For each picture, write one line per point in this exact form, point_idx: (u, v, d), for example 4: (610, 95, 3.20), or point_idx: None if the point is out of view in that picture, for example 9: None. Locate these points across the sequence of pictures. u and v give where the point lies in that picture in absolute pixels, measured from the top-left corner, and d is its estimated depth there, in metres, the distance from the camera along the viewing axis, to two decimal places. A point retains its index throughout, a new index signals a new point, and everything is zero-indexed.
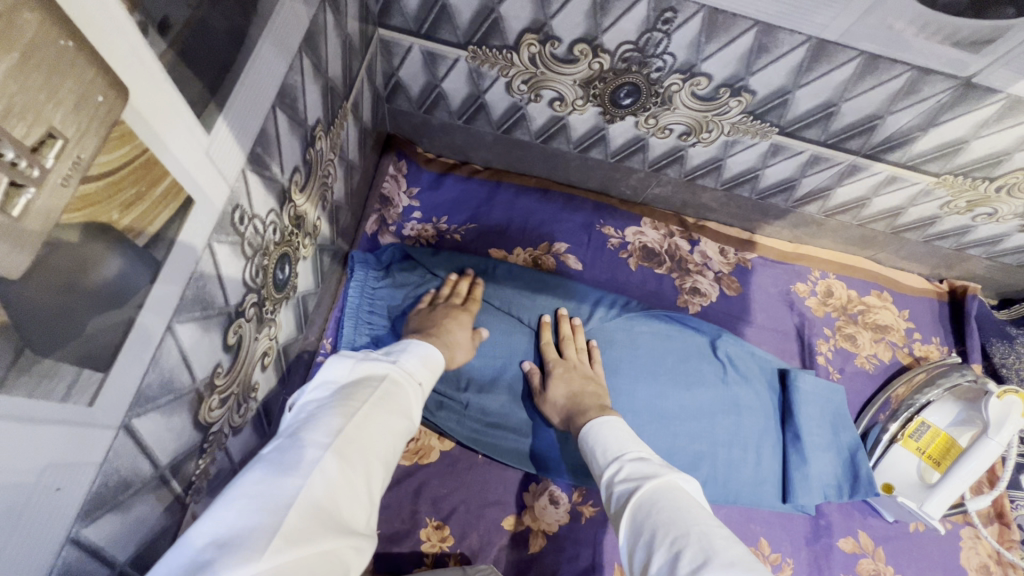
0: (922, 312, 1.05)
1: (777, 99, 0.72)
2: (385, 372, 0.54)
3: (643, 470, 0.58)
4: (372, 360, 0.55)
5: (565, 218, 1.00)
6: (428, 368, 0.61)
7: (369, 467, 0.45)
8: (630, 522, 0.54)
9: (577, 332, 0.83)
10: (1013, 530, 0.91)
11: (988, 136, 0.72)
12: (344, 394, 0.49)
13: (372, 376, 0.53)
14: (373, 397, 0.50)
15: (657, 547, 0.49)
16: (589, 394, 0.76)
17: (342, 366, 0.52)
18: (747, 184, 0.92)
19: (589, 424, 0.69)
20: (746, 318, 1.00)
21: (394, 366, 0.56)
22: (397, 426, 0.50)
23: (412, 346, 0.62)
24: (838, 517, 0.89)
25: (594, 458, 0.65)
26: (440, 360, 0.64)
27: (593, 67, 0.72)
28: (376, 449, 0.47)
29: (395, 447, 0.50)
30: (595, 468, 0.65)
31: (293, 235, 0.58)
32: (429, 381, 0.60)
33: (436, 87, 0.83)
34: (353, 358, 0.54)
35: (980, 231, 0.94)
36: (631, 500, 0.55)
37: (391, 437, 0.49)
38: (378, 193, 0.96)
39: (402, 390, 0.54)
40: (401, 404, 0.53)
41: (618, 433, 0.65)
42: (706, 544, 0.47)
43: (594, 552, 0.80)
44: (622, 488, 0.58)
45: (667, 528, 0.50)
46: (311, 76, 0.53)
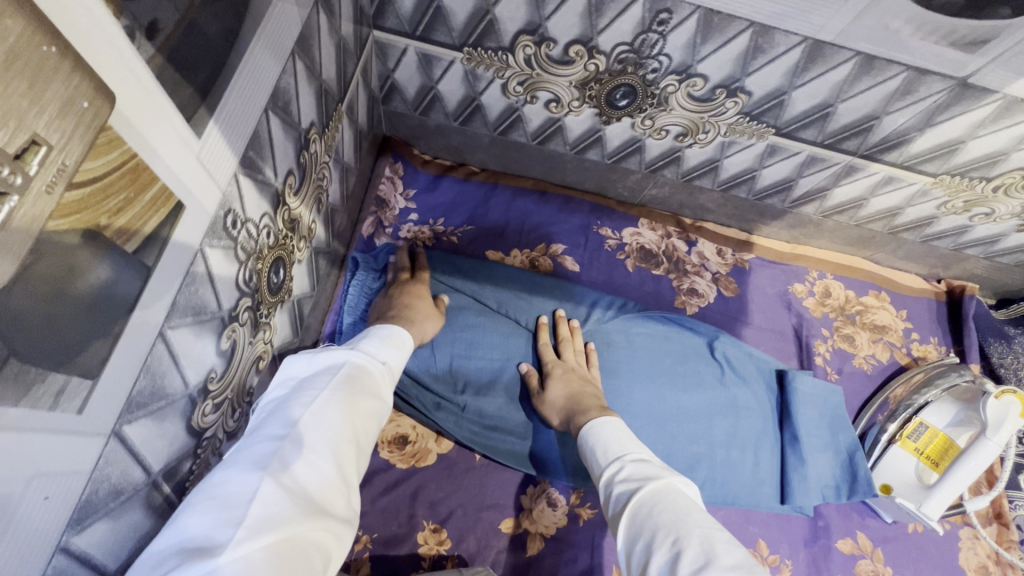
0: (920, 312, 1.05)
1: (773, 100, 0.71)
2: (346, 357, 0.53)
3: (644, 472, 0.58)
4: (334, 348, 0.54)
5: (563, 220, 1.00)
6: (396, 347, 0.60)
7: (339, 452, 0.44)
8: (629, 523, 0.54)
9: (575, 334, 0.83)
10: (1012, 531, 0.91)
11: (985, 136, 0.72)
12: (304, 386, 0.48)
13: (333, 362, 0.51)
14: (334, 382, 0.49)
15: (657, 547, 0.49)
16: (590, 394, 0.75)
17: (301, 360, 0.51)
18: (744, 185, 0.91)
19: (589, 424, 0.68)
20: (743, 319, 1.00)
21: (356, 351, 0.55)
22: (365, 407, 0.49)
23: (377, 331, 0.61)
24: (837, 518, 0.89)
25: (593, 458, 0.65)
26: (409, 339, 0.62)
27: (589, 68, 0.72)
28: (347, 433, 0.46)
29: (365, 427, 0.49)
30: (594, 468, 0.64)
31: (287, 238, 0.58)
32: (397, 360, 0.59)
33: (432, 89, 0.83)
34: (312, 351, 0.52)
35: (977, 231, 0.94)
36: (631, 501, 0.55)
37: (358, 418, 0.48)
38: (374, 195, 0.96)
39: (367, 371, 0.53)
40: (367, 387, 0.52)
41: (618, 433, 0.65)
42: (708, 546, 0.47)
43: (592, 554, 0.80)
44: (622, 489, 0.57)
45: (668, 529, 0.50)
46: (305, 78, 0.53)
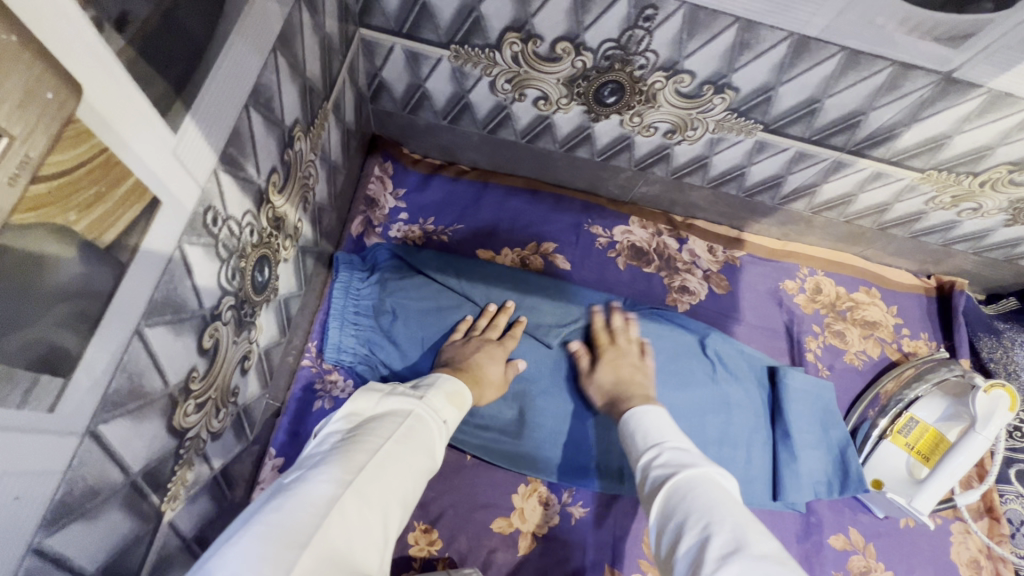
0: (910, 308, 1.05)
1: (760, 96, 0.72)
2: (410, 407, 0.55)
3: (681, 458, 0.58)
4: (400, 395, 0.56)
5: (554, 218, 1.00)
6: (455, 405, 0.61)
7: (385, 507, 0.45)
8: (662, 508, 0.54)
9: (631, 324, 0.86)
10: (1003, 525, 0.91)
11: (971, 131, 0.72)
12: (368, 430, 0.50)
13: (398, 410, 0.54)
14: (396, 433, 0.51)
15: (689, 531, 0.49)
16: (636, 382, 0.77)
17: (369, 400, 0.54)
18: (733, 182, 0.91)
19: (634, 409, 0.68)
20: (734, 316, 1.00)
21: (420, 401, 0.56)
22: (418, 466, 0.50)
23: (440, 379, 0.63)
24: (829, 514, 0.89)
25: (633, 441, 0.65)
26: (468, 397, 0.64)
27: (576, 65, 0.72)
28: (395, 490, 0.47)
29: (415, 486, 0.50)
30: (633, 452, 0.64)
31: (272, 236, 0.57)
32: (455, 416, 0.60)
33: (420, 87, 0.82)
34: (380, 392, 0.55)
35: (965, 226, 0.94)
36: (667, 483, 0.55)
37: (411, 477, 0.49)
38: (363, 194, 0.95)
39: (427, 426, 0.54)
40: (424, 444, 0.53)
41: (661, 422, 0.65)
42: (740, 533, 0.47)
43: (584, 552, 0.80)
44: (659, 473, 0.57)
45: (701, 514, 0.49)
46: (288, 76, 0.53)
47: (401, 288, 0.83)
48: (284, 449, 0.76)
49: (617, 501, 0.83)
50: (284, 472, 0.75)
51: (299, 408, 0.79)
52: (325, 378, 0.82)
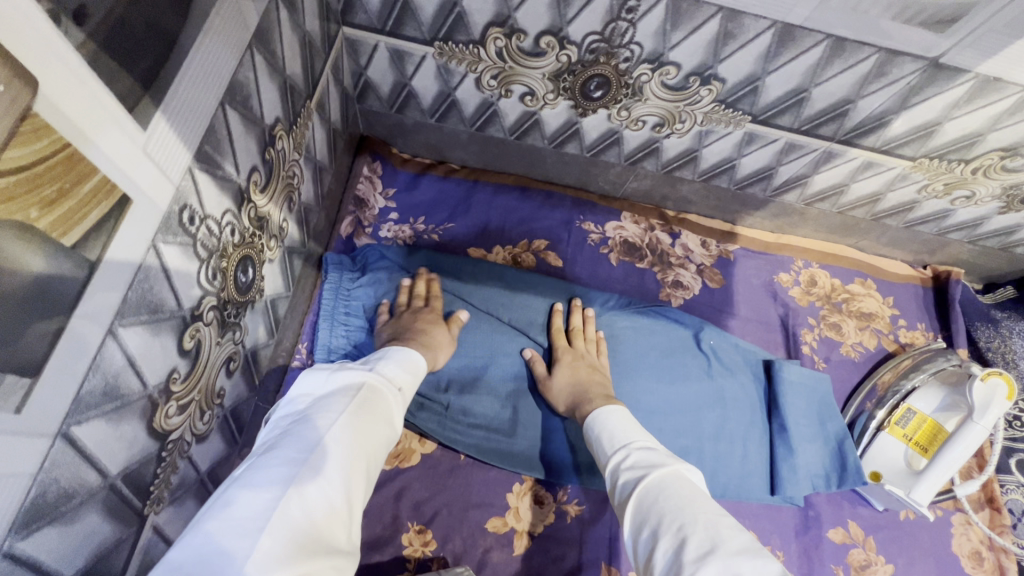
0: (906, 299, 1.05)
1: (747, 87, 0.71)
2: (362, 379, 0.54)
3: (650, 458, 0.59)
4: (350, 368, 0.55)
5: (545, 215, 1.00)
6: (409, 373, 0.62)
7: (347, 480, 0.45)
8: (635, 510, 0.54)
9: (588, 324, 0.86)
10: (1004, 515, 0.90)
11: (961, 117, 0.71)
12: (321, 407, 0.49)
13: (350, 383, 0.53)
14: (353, 405, 0.50)
15: (664, 533, 0.50)
16: (594, 382, 0.77)
17: (319, 378, 0.53)
18: (724, 175, 0.91)
19: (595, 412, 0.68)
20: (729, 310, 1.00)
21: (371, 373, 0.56)
22: (377, 438, 0.51)
23: (391, 352, 0.63)
24: (827, 507, 0.88)
25: (600, 446, 0.65)
26: (421, 363, 0.64)
27: (561, 59, 0.71)
28: (356, 461, 0.47)
29: (375, 456, 0.50)
30: (600, 456, 0.65)
31: (255, 236, 0.57)
32: (409, 387, 0.60)
33: (406, 86, 0.82)
34: (328, 368, 0.54)
35: (959, 215, 0.92)
36: (638, 487, 0.55)
37: (369, 446, 0.49)
38: (352, 194, 0.95)
39: (381, 395, 0.54)
40: (380, 412, 0.53)
41: (625, 423, 0.65)
42: (712, 532, 0.48)
43: (580, 551, 0.79)
44: (629, 476, 0.58)
45: (674, 515, 0.50)
46: (266, 74, 0.52)
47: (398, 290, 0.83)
48: None
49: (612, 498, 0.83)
50: None
51: None
52: None
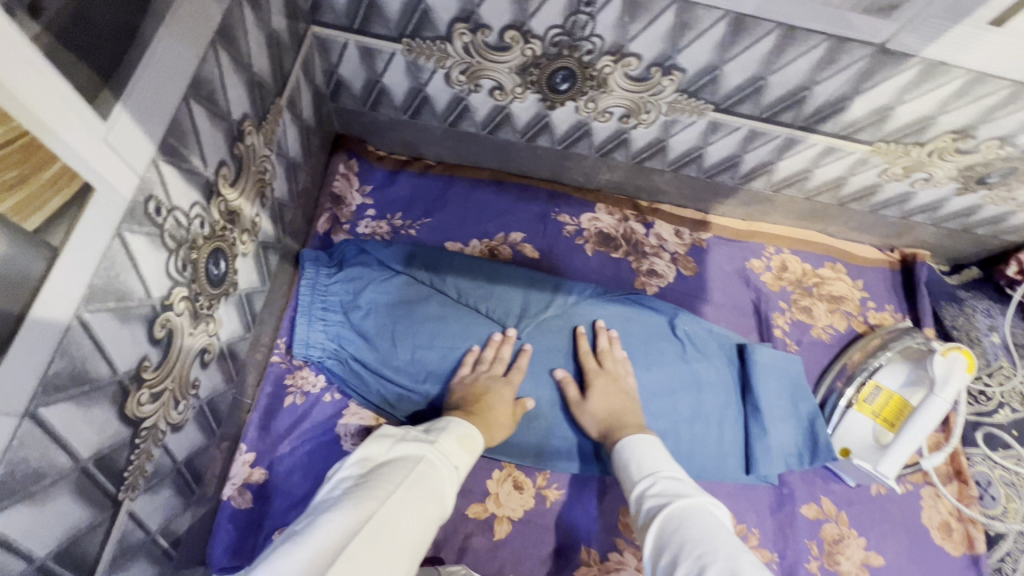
0: (875, 281, 1.08)
1: (707, 76, 0.74)
2: (421, 452, 0.60)
3: (678, 489, 0.61)
4: (412, 442, 0.61)
5: (521, 209, 1.02)
6: (466, 449, 0.65)
7: (399, 546, 0.49)
8: (658, 535, 0.56)
9: (614, 345, 0.87)
10: (971, 487, 0.93)
11: (912, 101, 0.74)
12: (377, 477, 0.55)
13: (410, 457, 0.59)
14: (407, 477, 0.55)
15: (683, 559, 0.50)
16: (629, 410, 0.80)
17: (381, 446, 0.60)
18: (693, 164, 0.93)
19: (626, 440, 0.73)
20: (703, 297, 1.03)
21: (431, 446, 0.61)
22: (430, 510, 0.54)
23: (451, 425, 0.68)
24: (801, 485, 0.90)
25: (628, 472, 0.68)
26: (478, 440, 0.68)
27: (526, 53, 0.74)
28: (409, 529, 0.51)
29: (429, 527, 0.54)
30: (627, 483, 0.68)
31: (226, 229, 0.58)
32: (467, 462, 0.65)
33: (377, 83, 0.83)
34: (393, 441, 0.60)
35: (920, 197, 0.95)
36: (662, 513, 0.57)
37: (423, 516, 0.53)
38: (329, 191, 0.95)
39: (438, 469, 0.59)
40: (437, 488, 0.57)
41: (656, 454, 0.69)
42: (734, 564, 0.48)
43: (561, 534, 0.82)
44: (655, 503, 0.60)
45: (695, 543, 0.51)
46: (231, 70, 0.53)
47: (375, 284, 0.85)
48: (256, 445, 0.77)
49: (590, 481, 0.85)
50: (255, 468, 0.76)
51: (269, 405, 0.80)
52: (295, 373, 0.83)
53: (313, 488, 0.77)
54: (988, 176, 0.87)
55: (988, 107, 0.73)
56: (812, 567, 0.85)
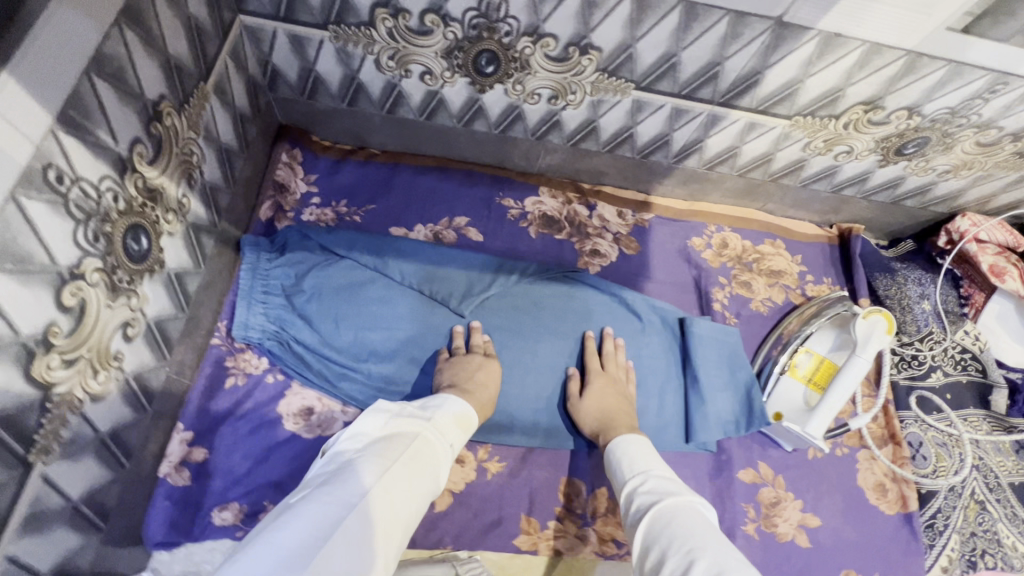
0: (814, 256, 1.12)
1: (622, 54, 0.77)
2: (419, 429, 0.67)
3: (665, 487, 0.66)
4: (409, 419, 0.68)
5: (465, 193, 1.05)
6: (458, 427, 0.73)
7: (394, 515, 0.58)
8: (648, 530, 0.61)
9: (619, 351, 0.92)
10: (905, 448, 0.96)
11: (819, 73, 0.77)
12: (375, 452, 0.61)
13: (408, 433, 0.66)
14: (406, 455, 0.62)
15: (671, 554, 0.56)
16: (621, 412, 0.85)
17: (382, 421, 0.66)
18: (625, 144, 0.96)
19: (618, 438, 0.78)
20: (645, 275, 1.05)
21: (427, 424, 0.68)
22: (422, 487, 0.62)
23: (447, 403, 0.75)
24: (738, 451, 0.93)
25: (619, 469, 0.73)
26: (470, 419, 0.76)
27: (448, 36, 0.77)
28: (403, 499, 0.59)
29: (422, 499, 0.62)
30: (619, 479, 0.73)
31: (145, 206, 0.60)
32: (460, 437, 0.72)
33: (311, 71, 0.86)
34: (392, 415, 0.67)
35: (846, 170, 0.98)
36: (652, 511, 0.63)
37: (418, 489, 0.62)
38: (272, 179, 0.96)
39: (432, 446, 0.67)
40: (430, 464, 0.65)
41: (644, 451, 0.74)
42: (720, 560, 0.53)
43: (502, 505, 0.84)
44: (643, 500, 0.66)
45: (683, 539, 0.56)
46: (141, 49, 0.56)
47: (317, 268, 0.87)
48: (193, 424, 0.78)
49: (531, 454, 0.88)
50: (193, 447, 0.77)
51: (209, 385, 0.81)
52: (236, 356, 0.84)
53: (253, 466, 0.79)
54: (905, 146, 0.91)
55: (889, 77, 0.77)
56: (749, 528, 0.88)
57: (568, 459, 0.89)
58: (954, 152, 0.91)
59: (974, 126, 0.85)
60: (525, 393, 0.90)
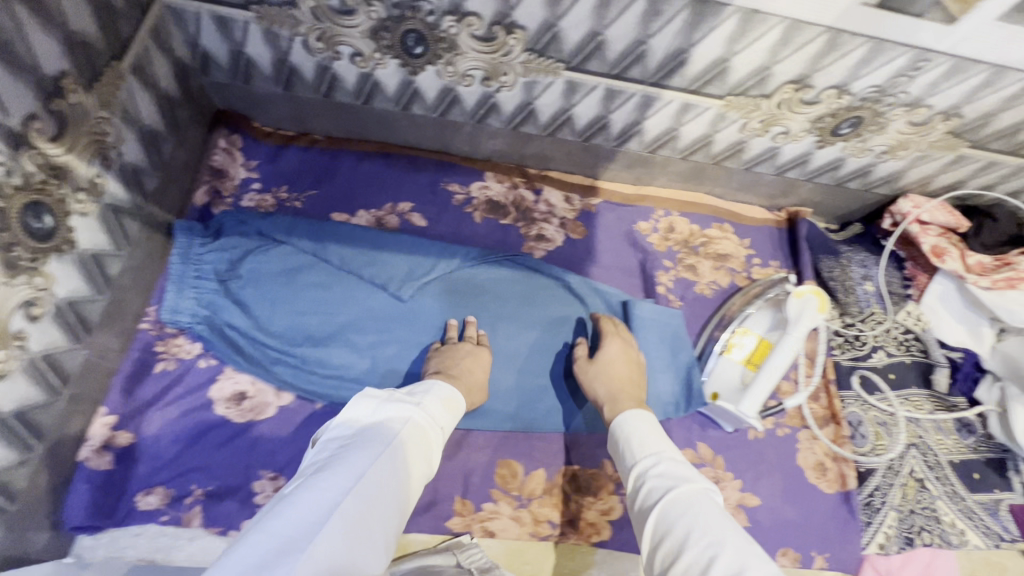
0: (761, 240, 1.12)
1: (547, 33, 0.77)
2: (410, 413, 0.65)
3: (677, 472, 0.63)
4: (399, 403, 0.66)
5: (409, 179, 1.04)
6: (447, 410, 0.72)
7: (389, 501, 0.56)
8: (662, 519, 0.59)
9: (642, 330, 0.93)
10: (845, 428, 0.97)
11: (744, 51, 0.77)
12: (367, 437, 0.60)
13: (399, 416, 0.64)
14: (397, 439, 0.61)
15: (691, 547, 0.54)
16: (635, 382, 0.84)
17: (370, 406, 0.64)
18: (565, 127, 0.96)
19: (626, 414, 0.73)
20: (591, 259, 1.05)
21: (418, 408, 0.67)
22: (414, 470, 0.61)
23: (434, 388, 0.73)
24: (678, 432, 0.93)
25: (626, 446, 0.70)
26: (459, 402, 0.75)
27: (372, 16, 0.77)
28: (398, 483, 0.58)
29: (415, 483, 0.61)
30: (625, 456, 0.69)
31: (47, 183, 0.60)
32: (449, 421, 0.71)
33: (241, 54, 0.85)
34: (382, 400, 0.65)
35: (786, 152, 0.99)
36: (667, 498, 0.60)
37: (410, 473, 0.60)
38: (209, 165, 0.96)
39: (424, 430, 0.66)
40: (422, 447, 0.64)
41: (651, 429, 0.70)
42: (741, 558, 0.51)
43: (436, 487, 0.84)
44: (655, 484, 0.63)
45: (703, 534, 0.54)
46: (35, 24, 0.55)
47: (254, 253, 0.87)
48: (119, 409, 0.78)
49: (468, 436, 0.88)
50: (117, 431, 0.77)
51: (136, 369, 0.80)
52: (168, 341, 0.83)
53: (180, 451, 0.78)
54: (839, 127, 0.91)
55: (814, 55, 0.77)
56: None
57: (504, 441, 0.89)
58: (888, 132, 0.91)
59: (904, 105, 0.85)
60: None
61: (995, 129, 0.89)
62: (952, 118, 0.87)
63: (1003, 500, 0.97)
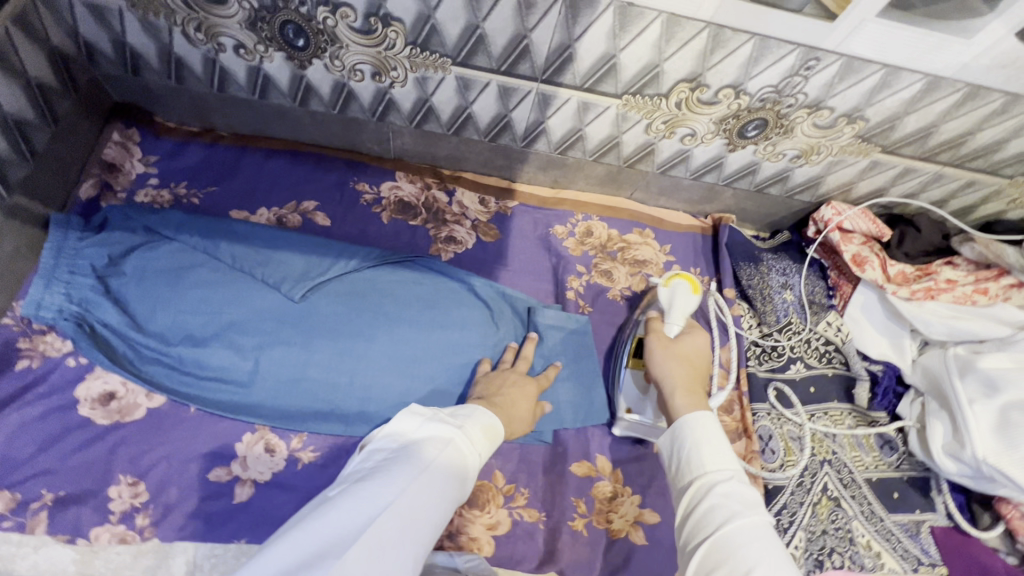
0: (683, 246, 1.09)
1: (424, 26, 0.75)
2: (451, 435, 0.59)
3: (743, 497, 0.57)
4: (442, 422, 0.60)
5: (316, 178, 1.01)
6: (489, 439, 0.64)
7: (422, 523, 0.51)
8: (716, 551, 0.53)
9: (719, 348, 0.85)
10: (754, 442, 0.92)
11: (629, 47, 0.75)
12: (409, 456, 0.55)
13: (440, 437, 0.58)
14: (435, 462, 0.55)
15: None
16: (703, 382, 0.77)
17: (413, 423, 0.59)
18: (468, 125, 0.94)
19: (693, 416, 0.64)
20: (502, 263, 1.02)
21: (459, 431, 0.60)
22: (449, 496, 0.55)
23: (477, 414, 0.66)
24: (573, 442, 0.90)
25: (687, 451, 0.62)
26: (501, 432, 0.66)
27: (245, 5, 0.75)
28: (431, 508, 0.52)
29: (449, 512, 0.55)
30: (683, 462, 0.62)
31: None
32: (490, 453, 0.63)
33: (124, 44, 0.84)
34: (427, 417, 0.60)
35: (698, 155, 0.96)
36: (728, 529, 0.54)
37: (445, 498, 0.54)
38: (100, 159, 0.93)
39: (463, 456, 0.59)
40: (459, 474, 0.57)
41: (719, 436, 0.62)
42: None
43: (308, 494, 0.81)
44: (717, 507, 0.56)
45: None
46: None
47: (141, 249, 0.81)
48: None
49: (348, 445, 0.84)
50: None
51: None
52: (33, 338, 0.81)
53: (37, 453, 0.75)
54: (745, 129, 0.88)
55: (700, 52, 0.75)
56: (577, 524, 0.84)
57: None
58: (796, 135, 0.89)
59: (804, 107, 0.83)
60: (357, 384, 0.81)
61: (903, 134, 0.86)
62: (857, 121, 0.84)
63: (924, 521, 0.92)
